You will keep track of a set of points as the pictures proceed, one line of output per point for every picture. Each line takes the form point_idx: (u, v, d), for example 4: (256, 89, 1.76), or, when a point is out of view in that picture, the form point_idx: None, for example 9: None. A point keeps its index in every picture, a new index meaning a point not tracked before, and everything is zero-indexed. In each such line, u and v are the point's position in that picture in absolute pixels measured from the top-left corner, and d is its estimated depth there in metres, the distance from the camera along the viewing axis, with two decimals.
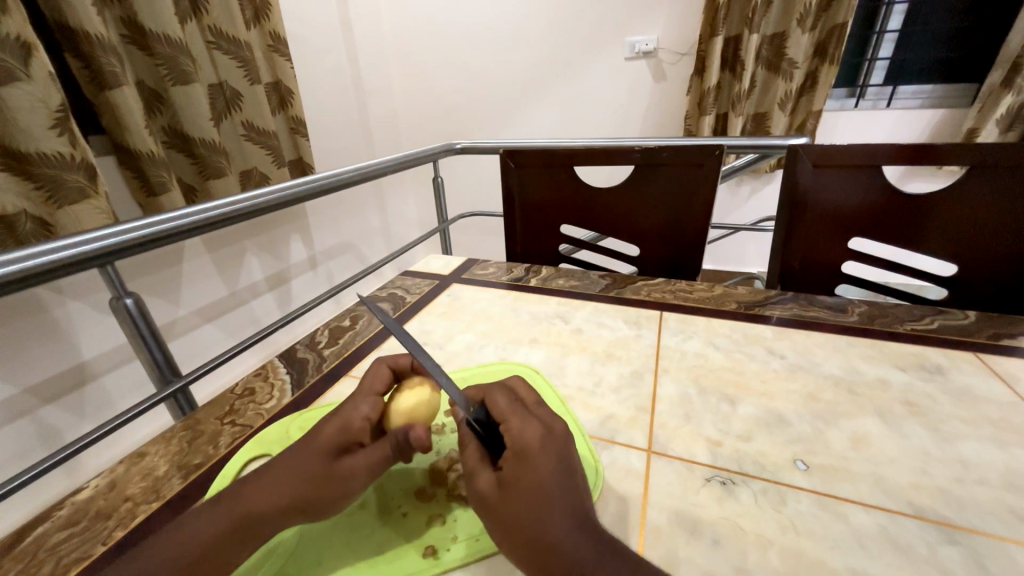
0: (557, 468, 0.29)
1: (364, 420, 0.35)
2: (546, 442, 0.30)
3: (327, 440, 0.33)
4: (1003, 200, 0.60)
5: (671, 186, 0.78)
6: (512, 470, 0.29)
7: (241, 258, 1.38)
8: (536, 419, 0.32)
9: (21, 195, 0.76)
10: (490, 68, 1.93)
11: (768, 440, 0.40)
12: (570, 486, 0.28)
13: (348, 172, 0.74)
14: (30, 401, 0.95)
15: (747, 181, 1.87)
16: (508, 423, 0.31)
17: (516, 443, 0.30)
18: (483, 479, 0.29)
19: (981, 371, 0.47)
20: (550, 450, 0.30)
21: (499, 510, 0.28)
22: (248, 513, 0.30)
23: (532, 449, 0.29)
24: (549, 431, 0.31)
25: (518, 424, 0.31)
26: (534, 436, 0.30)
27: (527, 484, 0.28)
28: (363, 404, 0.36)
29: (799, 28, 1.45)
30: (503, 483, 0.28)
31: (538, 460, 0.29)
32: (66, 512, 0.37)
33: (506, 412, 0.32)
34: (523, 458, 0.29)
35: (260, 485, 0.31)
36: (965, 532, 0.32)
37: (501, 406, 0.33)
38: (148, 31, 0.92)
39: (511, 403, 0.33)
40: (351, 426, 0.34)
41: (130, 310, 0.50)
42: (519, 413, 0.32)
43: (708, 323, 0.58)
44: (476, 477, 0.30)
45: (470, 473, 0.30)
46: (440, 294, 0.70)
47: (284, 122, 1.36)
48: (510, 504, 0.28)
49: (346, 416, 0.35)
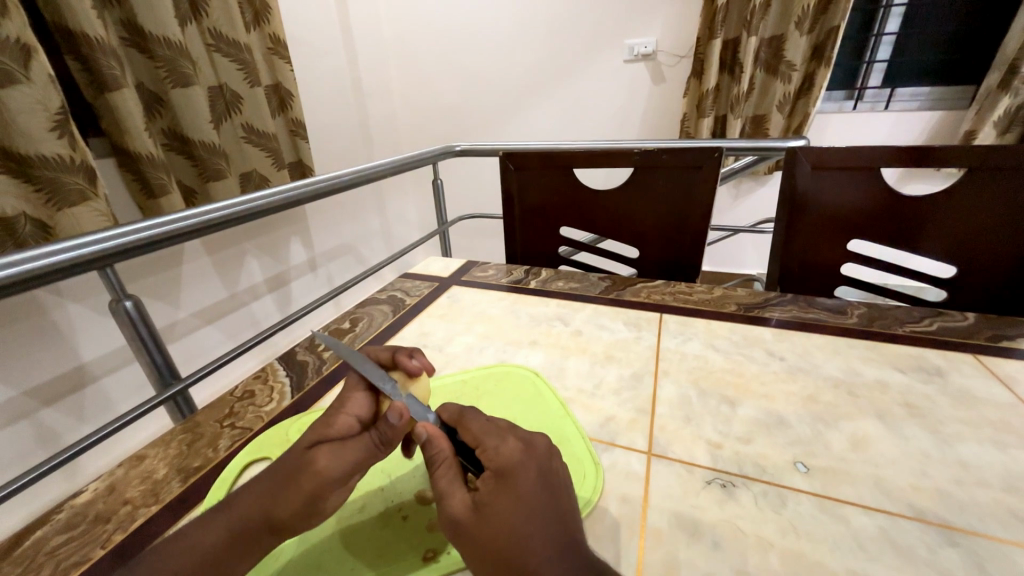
0: (536, 486, 0.29)
1: (349, 418, 0.34)
2: (525, 459, 0.30)
3: (308, 440, 0.33)
4: (1002, 201, 0.60)
5: (669, 189, 0.79)
6: (489, 491, 0.28)
7: (241, 260, 1.38)
8: (513, 436, 0.32)
9: (19, 198, 0.75)
10: (488, 70, 1.93)
11: (768, 442, 0.40)
12: (551, 510, 0.28)
13: (350, 173, 0.74)
14: (29, 405, 0.95)
15: (746, 182, 1.87)
16: (486, 441, 0.31)
17: (495, 462, 0.30)
18: (456, 501, 0.29)
19: (979, 372, 0.47)
20: (529, 468, 0.29)
21: (474, 532, 0.27)
22: (238, 524, 0.30)
23: (511, 466, 0.29)
24: (528, 448, 0.31)
25: (494, 442, 0.31)
26: (514, 453, 0.30)
27: (503, 505, 0.28)
28: (352, 402, 0.36)
29: (797, 31, 1.46)
30: (480, 504, 0.28)
31: (516, 479, 0.29)
32: (65, 515, 0.37)
33: (486, 427, 0.32)
34: (502, 478, 0.29)
35: (247, 493, 0.31)
36: (964, 533, 0.32)
37: (482, 422, 0.33)
38: (148, 33, 0.92)
39: (489, 419, 0.33)
40: (332, 425, 0.33)
41: (130, 314, 0.50)
42: (501, 430, 0.32)
43: (708, 324, 0.59)
44: (449, 497, 0.29)
45: (442, 492, 0.29)
46: (440, 295, 0.71)
47: (284, 124, 1.37)
48: (485, 527, 0.27)
49: (331, 415, 0.34)
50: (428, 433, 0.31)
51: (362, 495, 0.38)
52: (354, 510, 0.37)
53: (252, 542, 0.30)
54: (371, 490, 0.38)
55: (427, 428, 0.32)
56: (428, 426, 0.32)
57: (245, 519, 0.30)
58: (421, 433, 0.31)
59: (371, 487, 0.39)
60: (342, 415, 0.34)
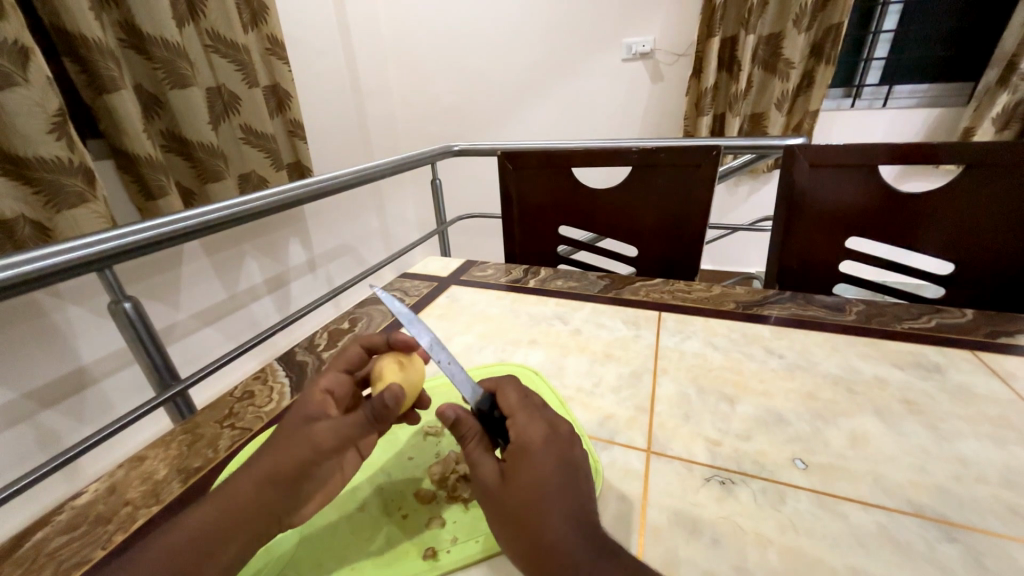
0: (556, 465, 0.29)
1: (324, 393, 0.35)
2: (549, 440, 0.30)
3: (293, 416, 0.33)
4: (999, 198, 0.60)
5: (668, 187, 0.79)
6: (515, 464, 0.29)
7: (240, 262, 1.38)
8: (540, 418, 0.32)
9: (19, 199, 0.75)
10: (486, 70, 1.93)
11: (767, 440, 0.40)
12: (573, 486, 0.28)
13: (347, 173, 0.73)
14: (29, 407, 0.95)
15: (745, 181, 1.87)
16: (513, 420, 0.32)
17: (521, 439, 0.30)
18: (486, 471, 0.30)
19: (977, 368, 0.47)
20: (550, 448, 0.30)
21: (500, 501, 0.28)
22: (233, 502, 0.29)
23: (536, 446, 0.30)
24: (552, 428, 0.32)
25: (524, 420, 0.32)
26: (538, 434, 0.31)
27: (528, 478, 0.28)
28: (324, 380, 0.37)
29: (795, 28, 1.45)
30: (506, 477, 0.29)
31: (539, 456, 0.29)
32: (66, 517, 0.37)
33: (514, 408, 0.33)
34: (525, 454, 0.29)
35: (244, 472, 0.31)
36: (963, 529, 0.32)
37: (510, 401, 0.34)
38: (147, 35, 0.93)
39: (517, 399, 0.34)
40: (311, 401, 0.34)
41: (130, 315, 0.50)
42: (527, 410, 0.33)
43: (706, 323, 0.59)
44: (480, 468, 0.30)
45: (474, 463, 0.31)
46: (440, 295, 0.71)
47: (282, 125, 1.37)
48: (511, 498, 0.28)
49: (306, 394, 0.35)
50: (456, 412, 0.32)
51: (362, 493, 0.38)
52: (355, 506, 0.37)
53: (241, 528, 0.29)
54: (371, 488, 0.38)
55: (454, 408, 0.32)
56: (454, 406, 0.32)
57: (241, 507, 0.29)
58: (449, 413, 0.32)
59: (372, 486, 0.38)
60: (317, 391, 0.36)
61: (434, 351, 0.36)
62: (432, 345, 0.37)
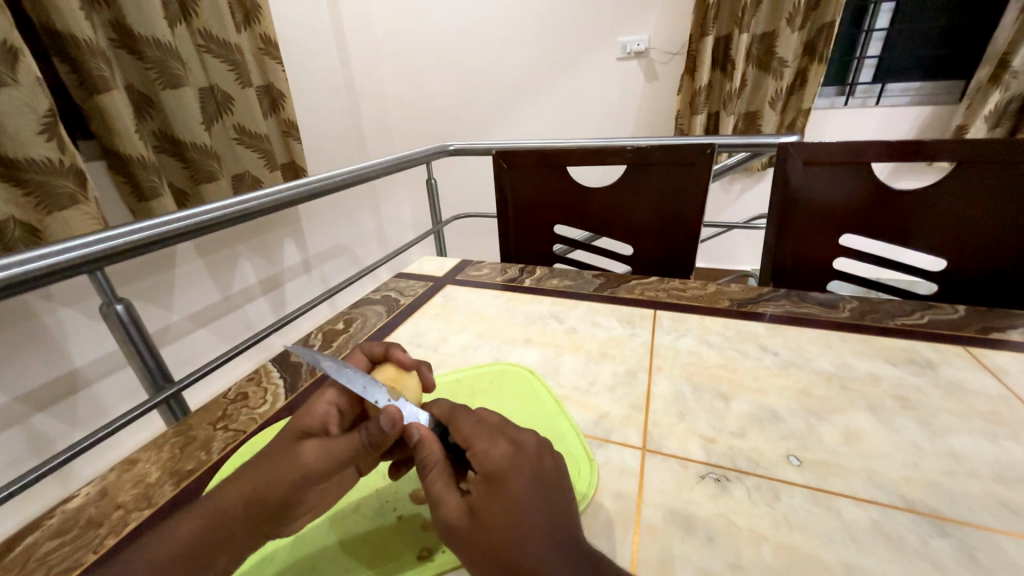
0: (528, 489, 0.28)
1: (329, 405, 0.35)
2: (516, 461, 0.30)
3: (294, 430, 0.33)
4: (989, 196, 0.60)
5: (662, 185, 0.79)
6: (483, 493, 0.28)
7: (233, 262, 1.37)
8: (501, 437, 0.31)
9: (8, 201, 0.74)
10: (481, 67, 1.93)
11: (760, 436, 0.40)
12: (548, 509, 0.28)
13: (341, 175, 0.73)
14: (21, 410, 0.94)
15: (740, 179, 1.88)
16: (473, 449, 0.31)
17: (486, 467, 0.30)
18: (450, 507, 0.29)
19: (969, 364, 0.47)
20: (520, 469, 0.29)
21: (469, 534, 0.27)
22: (219, 514, 0.29)
23: (504, 472, 0.29)
24: (517, 447, 0.31)
25: (485, 445, 0.31)
26: (505, 457, 0.30)
27: (497, 508, 0.27)
28: (331, 390, 0.36)
29: (789, 27, 1.46)
30: (474, 509, 0.28)
31: (508, 483, 0.28)
32: (56, 521, 0.36)
33: (471, 436, 0.32)
34: (493, 481, 0.29)
35: (229, 485, 0.30)
36: (955, 523, 0.32)
37: (465, 430, 0.32)
38: (137, 34, 0.92)
39: (476, 425, 0.33)
40: (314, 414, 0.34)
41: (121, 317, 0.50)
42: (491, 433, 0.32)
43: (701, 320, 0.59)
44: (444, 503, 0.29)
45: (437, 497, 0.29)
46: (434, 295, 0.71)
47: (276, 125, 1.36)
48: (481, 531, 0.27)
49: (310, 404, 0.35)
50: (421, 435, 0.32)
51: (357, 494, 0.38)
52: (348, 509, 0.37)
53: (229, 539, 0.29)
54: (364, 490, 0.38)
55: (419, 428, 0.33)
56: (421, 427, 0.33)
57: (225, 522, 0.29)
58: (414, 434, 0.32)
59: (364, 488, 0.39)
60: (321, 403, 0.35)
61: (369, 393, 0.35)
62: (367, 386, 0.36)
